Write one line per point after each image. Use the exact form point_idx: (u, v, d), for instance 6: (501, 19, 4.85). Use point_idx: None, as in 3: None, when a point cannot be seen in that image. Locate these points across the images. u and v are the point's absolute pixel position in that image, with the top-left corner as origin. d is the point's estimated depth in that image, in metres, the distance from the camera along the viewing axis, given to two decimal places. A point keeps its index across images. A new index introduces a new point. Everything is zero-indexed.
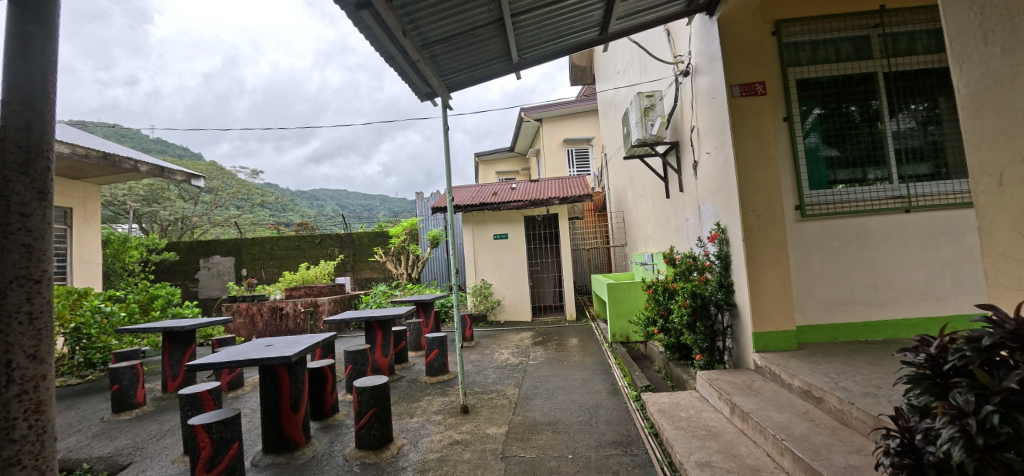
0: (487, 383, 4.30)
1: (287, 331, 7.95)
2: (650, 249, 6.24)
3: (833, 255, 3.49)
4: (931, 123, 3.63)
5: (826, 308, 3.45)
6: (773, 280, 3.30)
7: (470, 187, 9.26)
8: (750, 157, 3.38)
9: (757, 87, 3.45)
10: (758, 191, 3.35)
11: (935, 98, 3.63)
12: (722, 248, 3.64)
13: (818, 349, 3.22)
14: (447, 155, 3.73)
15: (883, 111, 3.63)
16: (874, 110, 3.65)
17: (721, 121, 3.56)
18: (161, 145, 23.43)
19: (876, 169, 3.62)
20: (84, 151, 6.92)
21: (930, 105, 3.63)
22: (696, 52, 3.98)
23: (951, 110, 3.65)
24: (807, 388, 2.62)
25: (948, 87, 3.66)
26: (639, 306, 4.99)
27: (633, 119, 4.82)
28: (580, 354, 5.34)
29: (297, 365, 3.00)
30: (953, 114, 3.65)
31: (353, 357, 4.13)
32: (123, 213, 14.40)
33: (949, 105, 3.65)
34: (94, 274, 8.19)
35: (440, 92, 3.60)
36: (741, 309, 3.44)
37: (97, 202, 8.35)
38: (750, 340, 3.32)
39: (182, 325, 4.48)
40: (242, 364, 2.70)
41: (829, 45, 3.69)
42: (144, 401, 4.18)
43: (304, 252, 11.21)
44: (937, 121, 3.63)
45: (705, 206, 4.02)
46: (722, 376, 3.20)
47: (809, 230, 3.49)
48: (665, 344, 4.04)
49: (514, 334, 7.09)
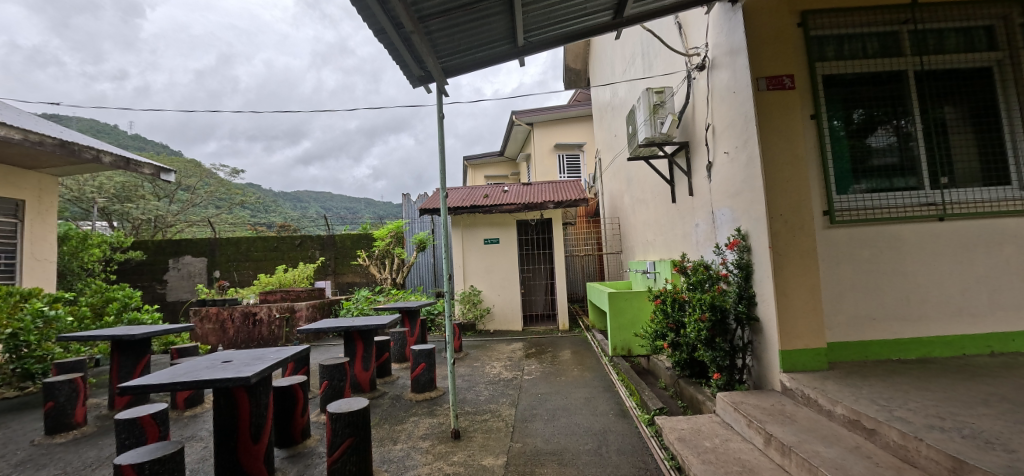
0: (479, 402, 3.88)
1: (259, 339, 7.40)
2: (651, 257, 5.93)
3: (865, 266, 3.18)
4: (936, 132, 3.36)
5: (854, 323, 3.14)
6: (800, 292, 2.97)
7: (460, 188, 8.87)
8: (777, 155, 3.06)
9: (785, 81, 3.15)
10: (785, 193, 3.04)
11: (921, 112, 3.36)
12: (743, 256, 3.30)
13: (853, 370, 2.90)
14: (441, 148, 3.36)
15: (873, 121, 3.38)
16: (858, 120, 3.38)
17: (745, 116, 3.25)
18: (138, 141, 22.45)
19: (906, 174, 3.35)
20: (38, 137, 6.34)
21: (940, 112, 3.38)
22: (714, 44, 3.68)
23: (964, 118, 3.40)
24: (855, 417, 2.29)
25: (960, 93, 3.41)
26: (643, 317, 4.64)
27: (641, 116, 4.48)
28: (578, 368, 4.96)
29: (261, 386, 2.56)
30: (964, 122, 3.40)
31: (329, 371, 3.66)
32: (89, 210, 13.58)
33: (955, 113, 3.39)
34: (49, 274, 7.54)
35: (436, 75, 3.22)
36: (765, 324, 3.09)
37: (53, 196, 7.70)
38: (776, 358, 2.98)
39: (133, 333, 4.00)
40: (189, 386, 2.25)
41: (855, 41, 3.43)
42: (84, 420, 3.69)
43: (282, 254, 10.63)
44: (943, 129, 3.38)
45: (721, 210, 3.71)
46: (748, 399, 2.85)
47: (838, 237, 3.18)
48: (676, 361, 3.69)
49: (505, 344, 6.70)
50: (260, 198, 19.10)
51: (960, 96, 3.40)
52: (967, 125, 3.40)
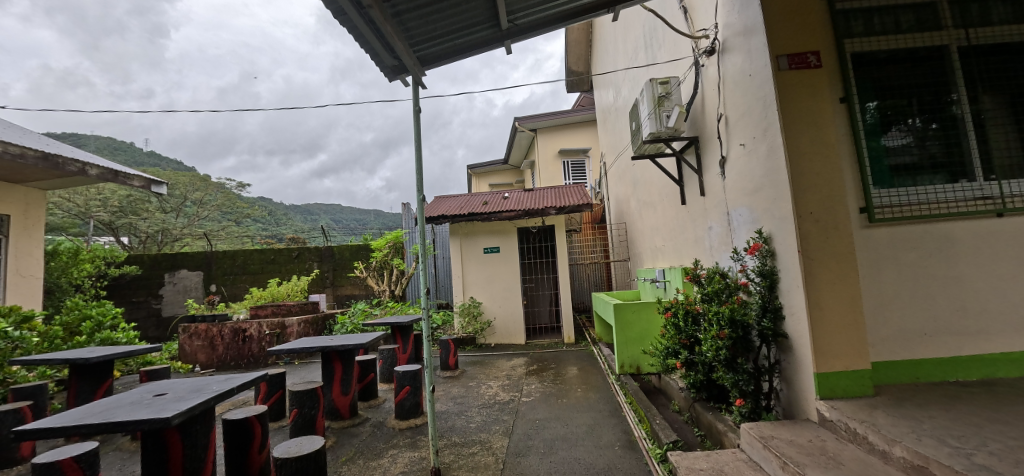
0: (468, 431, 3.45)
1: (250, 356, 7.07)
2: (661, 264, 5.47)
3: (910, 271, 2.72)
4: (981, 117, 2.90)
5: (901, 340, 2.68)
6: (838, 305, 2.52)
7: (458, 196, 8.51)
8: (803, 145, 2.64)
9: (810, 58, 2.73)
10: (814, 187, 2.60)
11: (936, 110, 2.92)
12: (766, 263, 2.86)
13: (904, 397, 2.45)
14: (418, 146, 2.98)
15: (894, 116, 2.93)
16: (881, 110, 2.92)
17: (763, 102, 2.82)
18: (153, 158, 22.60)
19: (955, 165, 2.88)
20: (19, 150, 6.12)
21: (968, 105, 2.91)
22: (725, 24, 3.27)
23: (1001, 109, 2.93)
24: (921, 462, 1.85)
25: (1006, 72, 2.94)
26: (652, 331, 4.20)
27: (644, 109, 4.07)
28: (582, 388, 4.51)
29: (198, 424, 2.16)
30: (1001, 113, 2.92)
31: (298, 399, 3.27)
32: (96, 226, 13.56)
33: (987, 105, 2.92)
34: (35, 290, 7.29)
35: (409, 63, 2.85)
36: (796, 341, 2.64)
37: (40, 210, 7.48)
38: (811, 383, 2.53)
39: (88, 357, 3.65)
40: (96, 431, 1.83)
41: (885, 15, 3.00)
42: (31, 455, 3.33)
43: (280, 267, 10.35)
44: (976, 121, 2.90)
45: (737, 210, 3.28)
46: (779, 433, 2.40)
47: (877, 239, 2.72)
48: (691, 383, 3.24)
49: (505, 360, 6.27)
50: (266, 210, 19.01)
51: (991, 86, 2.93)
52: (1005, 117, 2.93)
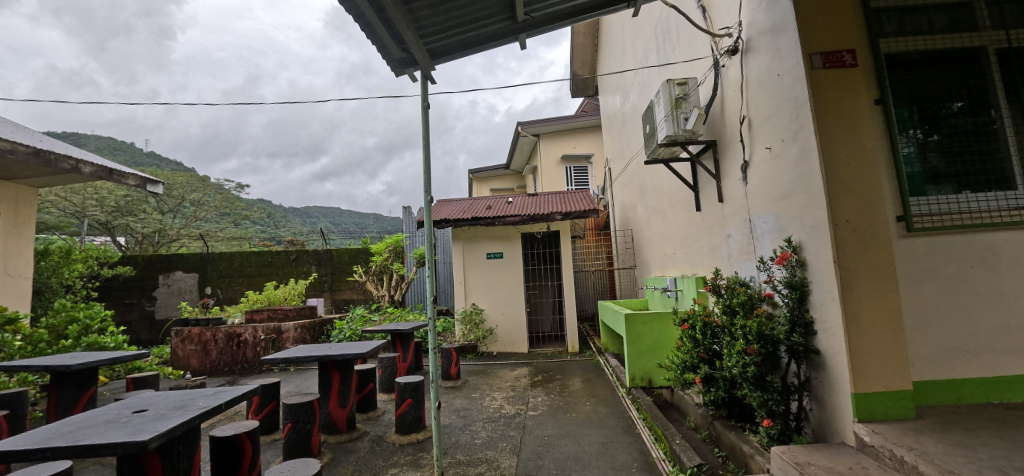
0: (474, 448, 3.24)
1: (244, 361, 6.86)
2: (671, 273, 5.29)
3: (951, 285, 2.55)
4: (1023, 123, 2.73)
5: (942, 358, 2.49)
6: (878, 320, 2.35)
7: (461, 200, 8.33)
8: (839, 148, 2.47)
9: (845, 57, 2.57)
10: (851, 193, 2.44)
11: (959, 116, 2.75)
12: (796, 273, 2.68)
13: (950, 421, 2.27)
14: (425, 144, 2.81)
15: (932, 121, 2.75)
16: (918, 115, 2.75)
17: (793, 103, 2.66)
18: (153, 159, 22.43)
19: (997, 173, 2.69)
20: (10, 146, 5.93)
21: (968, 116, 2.76)
22: (750, 22, 3.12)
23: None
24: None
25: None
26: (664, 342, 4.01)
27: (660, 111, 3.91)
28: (590, 402, 4.32)
29: (180, 446, 1.97)
30: None
31: (293, 413, 3.07)
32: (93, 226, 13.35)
33: (987, 120, 2.75)
34: (24, 291, 7.08)
35: (419, 55, 2.68)
36: (830, 359, 2.46)
37: (31, 208, 7.27)
38: (849, 404, 2.34)
39: (69, 364, 3.46)
40: (62, 456, 1.63)
41: (917, 14, 2.83)
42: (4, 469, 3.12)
43: (276, 270, 10.15)
44: (982, 131, 2.74)
45: (762, 218, 3.10)
46: (816, 459, 2.22)
47: (916, 249, 2.54)
48: (712, 401, 3.04)
49: (508, 369, 6.07)
50: (264, 212, 18.82)
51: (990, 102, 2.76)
52: None
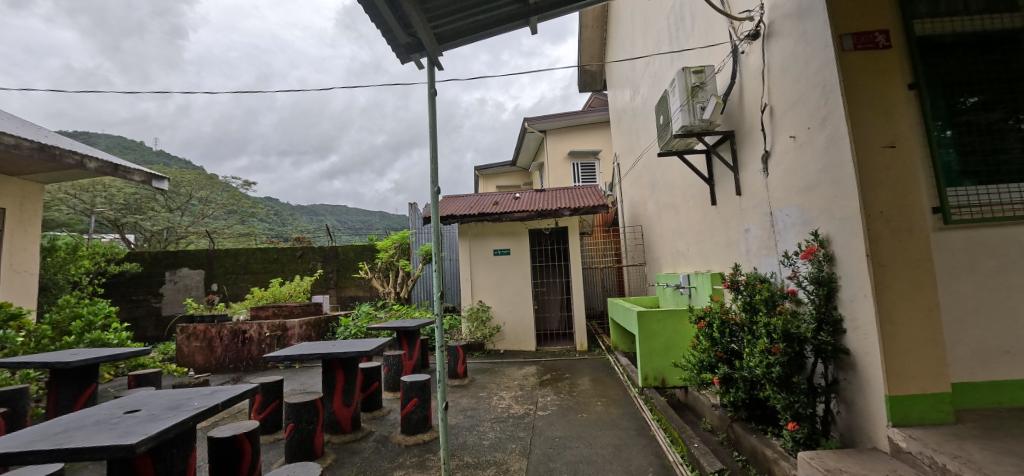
0: (481, 450, 3.13)
1: (249, 358, 6.80)
2: (684, 270, 5.13)
3: (991, 281, 2.38)
4: None
5: (980, 359, 2.34)
6: (913, 317, 2.20)
7: (467, 196, 8.21)
8: (871, 135, 2.32)
9: (878, 38, 2.42)
10: (884, 182, 2.29)
11: (1004, 101, 2.54)
12: (824, 269, 2.52)
13: (994, 426, 2.11)
14: (431, 133, 2.68)
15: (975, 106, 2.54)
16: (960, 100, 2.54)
17: (821, 87, 2.51)
18: (162, 157, 22.54)
19: None
20: (14, 141, 5.89)
21: (983, 111, 2.54)
22: (773, 6, 2.97)
23: None
24: None
25: None
26: (679, 341, 3.88)
27: (675, 100, 3.76)
28: (601, 402, 4.19)
29: (173, 449, 1.87)
30: None
31: (295, 412, 2.97)
32: (106, 224, 13.46)
33: (1003, 115, 2.54)
34: (31, 287, 7.06)
35: (426, 39, 2.56)
36: (862, 359, 2.31)
37: (37, 204, 7.25)
38: (883, 408, 2.19)
39: (67, 362, 3.40)
40: (44, 460, 1.53)
41: None
42: None
43: (282, 266, 10.11)
44: (1001, 126, 2.53)
45: (786, 210, 2.95)
46: (848, 465, 2.07)
47: (954, 242, 2.36)
48: (732, 402, 2.90)
49: (515, 368, 5.96)
50: (272, 210, 18.84)
51: (1007, 97, 2.54)
52: None
